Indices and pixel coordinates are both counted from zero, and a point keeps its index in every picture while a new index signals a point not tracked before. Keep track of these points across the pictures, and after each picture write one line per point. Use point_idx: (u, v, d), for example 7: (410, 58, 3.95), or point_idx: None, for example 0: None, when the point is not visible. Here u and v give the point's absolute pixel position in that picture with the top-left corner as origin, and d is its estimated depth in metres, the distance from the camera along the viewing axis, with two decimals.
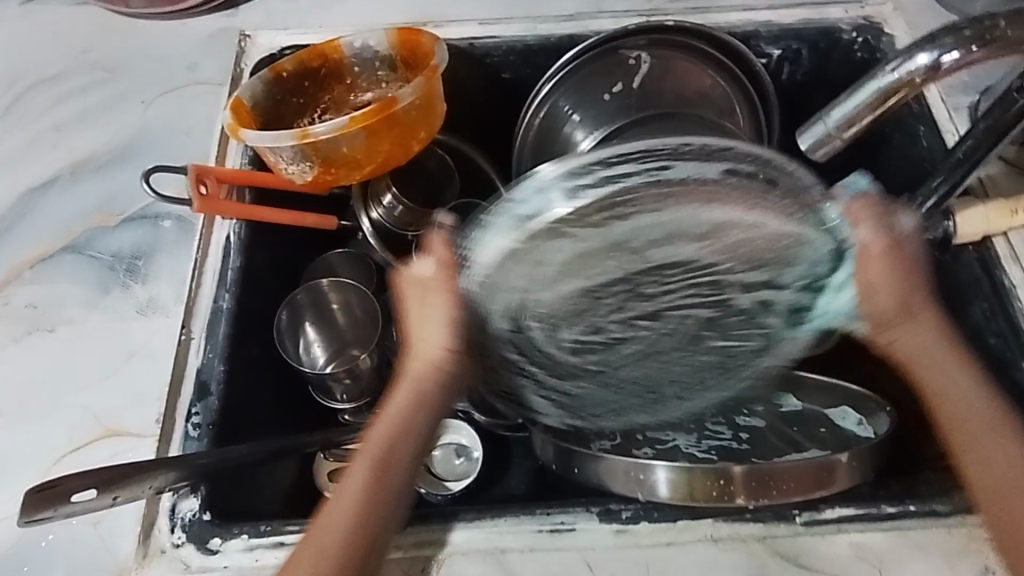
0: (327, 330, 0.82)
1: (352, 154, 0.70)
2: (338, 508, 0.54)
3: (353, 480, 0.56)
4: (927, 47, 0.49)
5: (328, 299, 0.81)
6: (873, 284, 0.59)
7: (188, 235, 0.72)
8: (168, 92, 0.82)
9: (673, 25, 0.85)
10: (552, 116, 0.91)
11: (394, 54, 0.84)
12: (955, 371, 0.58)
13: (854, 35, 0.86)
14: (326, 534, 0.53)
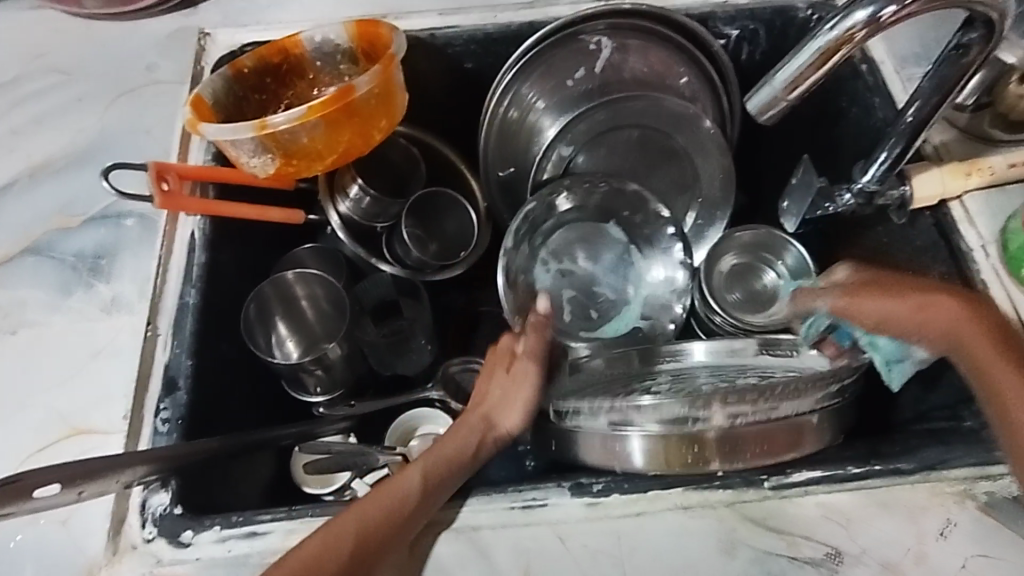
0: (300, 327, 0.82)
1: (312, 145, 0.70)
2: (380, 509, 0.53)
3: (401, 484, 0.55)
4: (864, 4, 0.50)
5: (296, 293, 0.80)
6: (880, 322, 0.60)
7: (151, 233, 0.71)
8: (127, 93, 0.82)
9: (631, 8, 0.86)
10: (519, 104, 0.92)
11: (354, 47, 0.85)
12: (992, 356, 0.56)
13: (809, 13, 0.88)
14: (367, 532, 0.52)
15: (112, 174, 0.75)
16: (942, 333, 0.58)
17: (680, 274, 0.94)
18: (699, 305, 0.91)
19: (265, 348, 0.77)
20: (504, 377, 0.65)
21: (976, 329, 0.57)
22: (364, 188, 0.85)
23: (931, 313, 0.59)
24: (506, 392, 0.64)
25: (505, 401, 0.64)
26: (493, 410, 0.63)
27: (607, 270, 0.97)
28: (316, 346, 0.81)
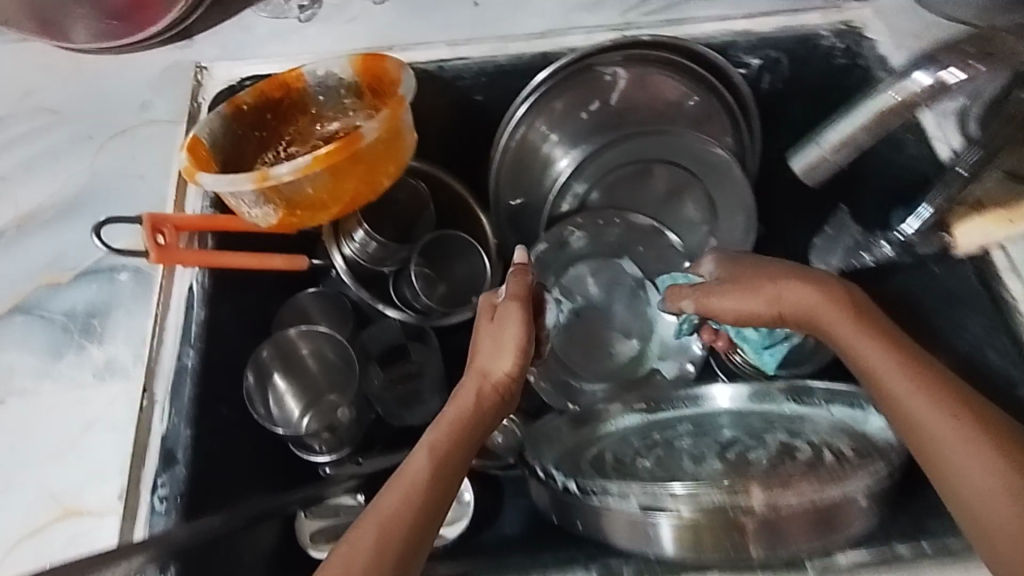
0: (299, 380, 0.78)
1: (317, 195, 0.66)
2: (393, 498, 0.53)
3: (412, 466, 0.55)
4: (927, 66, 0.48)
5: (298, 348, 0.77)
6: (733, 315, 0.65)
7: (147, 288, 0.67)
8: (120, 134, 0.78)
9: (649, 40, 0.82)
10: (530, 137, 0.88)
11: (357, 81, 0.81)
12: (842, 324, 0.59)
13: (833, 41, 0.85)
14: (386, 525, 0.52)
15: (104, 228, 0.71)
16: (800, 314, 0.62)
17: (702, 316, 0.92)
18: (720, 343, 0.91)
19: (268, 414, 0.73)
20: (490, 326, 0.64)
21: (825, 303, 0.60)
22: (369, 233, 0.80)
23: (785, 301, 0.62)
24: (494, 343, 0.63)
25: (495, 352, 0.63)
26: (485, 362, 0.62)
27: (622, 308, 0.95)
28: (320, 399, 0.78)
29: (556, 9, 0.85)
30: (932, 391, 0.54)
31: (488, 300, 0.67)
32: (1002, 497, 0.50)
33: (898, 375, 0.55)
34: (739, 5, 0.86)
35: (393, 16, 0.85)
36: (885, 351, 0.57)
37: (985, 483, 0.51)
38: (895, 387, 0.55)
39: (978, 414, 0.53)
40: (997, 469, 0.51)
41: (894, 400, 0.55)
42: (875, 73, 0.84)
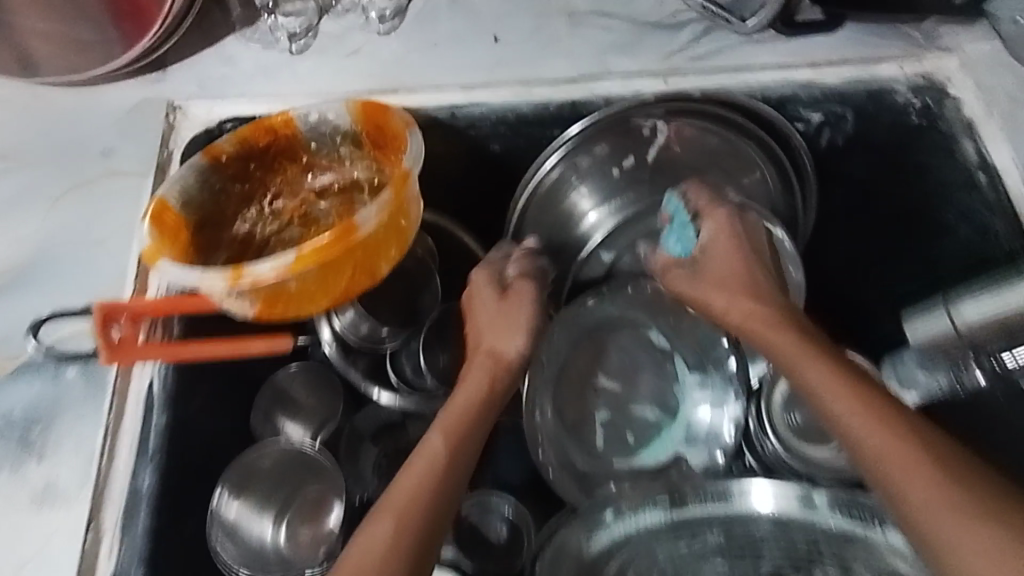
0: (263, 490, 0.64)
1: (303, 290, 0.55)
2: (408, 485, 0.50)
3: (429, 448, 0.53)
4: None
5: (270, 462, 0.64)
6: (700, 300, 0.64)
7: (98, 390, 0.57)
8: (78, 188, 0.66)
9: (700, 97, 0.71)
10: (553, 193, 0.76)
11: (357, 130, 0.69)
12: (786, 338, 0.56)
13: (910, 98, 0.72)
14: (403, 508, 0.48)
15: (49, 323, 0.60)
16: (744, 323, 0.60)
17: (734, 403, 0.79)
18: (752, 428, 0.80)
19: (245, 560, 0.60)
20: (490, 300, 0.65)
21: (763, 318, 0.59)
22: (364, 313, 0.70)
23: (738, 314, 0.61)
24: (496, 320, 0.64)
25: (506, 332, 0.63)
26: (494, 341, 0.63)
27: (647, 385, 0.84)
28: (300, 493, 0.66)
29: (590, 49, 0.73)
30: (877, 410, 0.47)
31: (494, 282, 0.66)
32: (944, 510, 0.41)
33: (842, 395, 0.48)
34: (801, 51, 0.74)
35: (399, 51, 0.73)
36: (831, 369, 0.51)
37: (925, 495, 0.42)
38: (826, 395, 0.49)
39: (922, 429, 0.45)
40: (935, 482, 0.42)
41: (838, 415, 0.48)
42: (959, 140, 0.72)
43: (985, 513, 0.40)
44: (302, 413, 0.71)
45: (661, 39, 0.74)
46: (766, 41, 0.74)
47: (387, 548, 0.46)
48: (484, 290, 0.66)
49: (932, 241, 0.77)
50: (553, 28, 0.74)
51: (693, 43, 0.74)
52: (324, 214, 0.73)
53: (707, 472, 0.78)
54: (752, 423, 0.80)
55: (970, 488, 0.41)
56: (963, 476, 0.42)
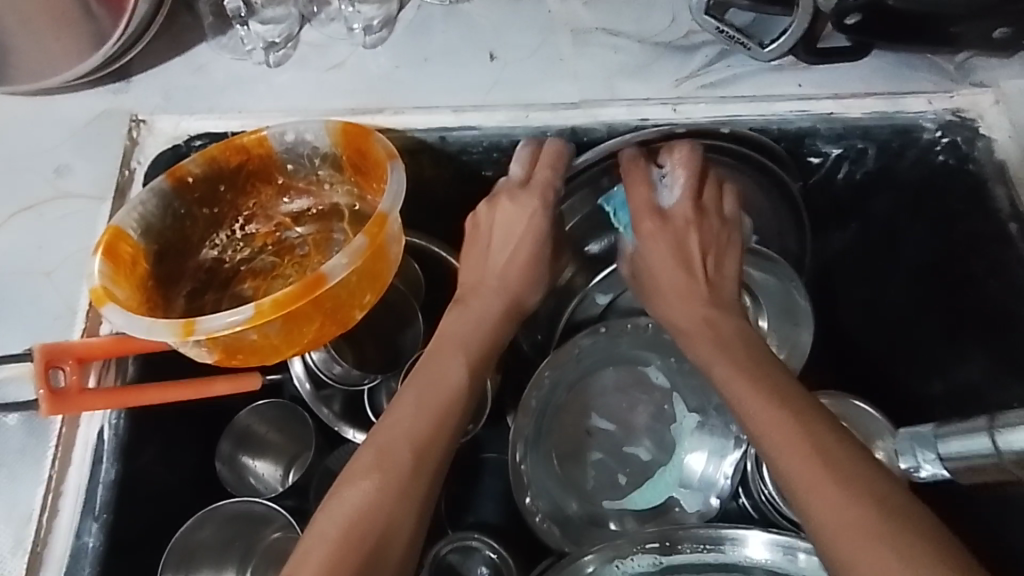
0: (214, 558, 0.59)
1: (265, 341, 0.50)
2: (415, 426, 0.51)
3: (445, 379, 0.55)
4: None
5: (207, 531, 0.58)
6: (651, 288, 0.62)
7: (41, 441, 0.52)
8: (28, 210, 0.62)
9: (729, 132, 0.67)
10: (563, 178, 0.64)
11: (337, 154, 0.63)
12: (711, 348, 0.56)
13: (938, 135, 0.67)
14: (417, 444, 0.50)
15: None
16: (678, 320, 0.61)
17: (734, 453, 0.72)
18: (751, 471, 0.70)
19: None
20: (538, 236, 0.63)
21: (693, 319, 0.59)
22: (335, 354, 0.65)
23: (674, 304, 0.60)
24: (532, 267, 0.63)
25: (529, 280, 0.63)
26: (519, 288, 0.62)
27: (643, 427, 0.77)
28: (258, 544, 0.59)
29: (594, 71, 0.67)
30: (787, 421, 0.48)
31: (517, 218, 0.62)
32: (849, 528, 0.42)
33: (758, 405, 0.50)
34: (823, 81, 0.68)
35: (387, 66, 0.67)
36: (746, 376, 0.53)
37: (838, 520, 0.42)
38: (755, 416, 0.50)
39: (839, 450, 0.45)
40: (847, 505, 0.43)
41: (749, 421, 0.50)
42: (991, 186, 0.66)
43: (883, 538, 0.41)
44: (270, 450, 0.65)
45: (672, 62, 0.68)
46: (786, 68, 0.68)
47: (403, 487, 0.48)
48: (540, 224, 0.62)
49: (962, 293, 0.69)
50: (554, 47, 0.68)
51: (707, 68, 0.68)
52: (300, 242, 0.68)
53: (700, 519, 0.72)
54: (751, 465, 0.71)
55: (877, 505, 0.42)
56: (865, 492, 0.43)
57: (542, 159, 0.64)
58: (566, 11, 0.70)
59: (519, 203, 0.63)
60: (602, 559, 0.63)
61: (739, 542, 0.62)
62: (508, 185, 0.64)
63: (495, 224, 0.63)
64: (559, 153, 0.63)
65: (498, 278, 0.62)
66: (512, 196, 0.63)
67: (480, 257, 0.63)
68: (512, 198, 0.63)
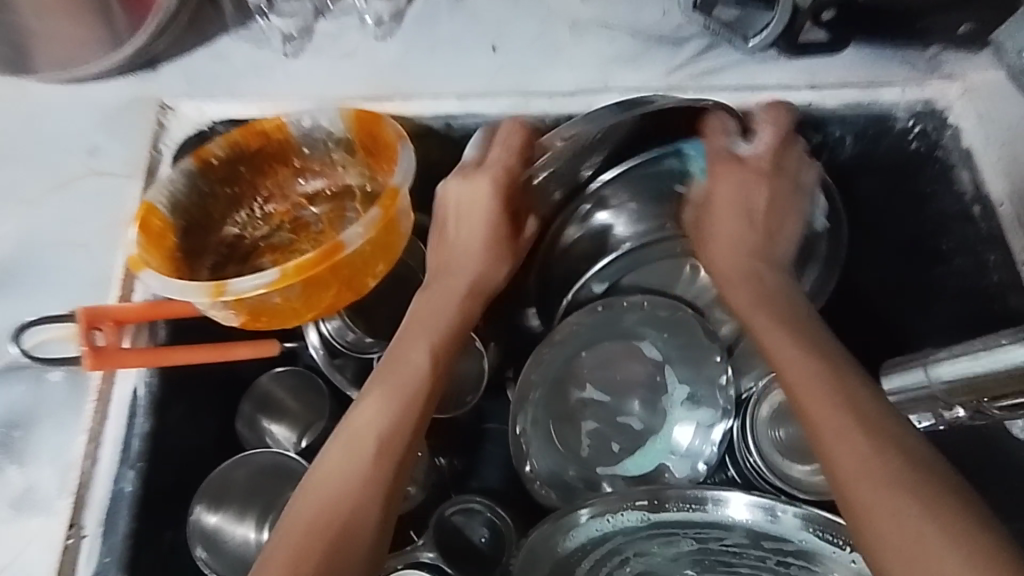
0: (242, 499, 0.62)
1: (287, 305, 0.56)
2: (384, 419, 0.55)
3: (412, 363, 0.59)
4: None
5: (239, 472, 0.62)
6: (712, 238, 0.67)
7: (81, 395, 0.57)
8: (62, 188, 0.66)
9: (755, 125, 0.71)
10: (566, 168, 0.68)
11: (349, 138, 0.68)
12: (756, 313, 0.60)
13: (910, 123, 0.72)
14: (387, 428, 0.55)
15: (29, 329, 0.59)
16: (729, 278, 0.64)
17: (721, 422, 0.75)
18: (736, 439, 0.77)
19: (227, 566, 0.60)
20: (493, 219, 0.65)
21: (742, 284, 0.63)
22: (350, 323, 0.69)
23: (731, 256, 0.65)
24: (489, 250, 0.66)
25: (490, 266, 0.67)
26: (476, 271, 0.66)
27: (637, 399, 0.80)
28: (279, 497, 0.62)
29: (590, 62, 0.72)
30: (823, 384, 0.51)
31: (471, 202, 0.65)
32: (870, 484, 0.45)
33: (795, 364, 0.53)
34: (804, 71, 0.72)
35: (397, 55, 0.72)
36: (790, 340, 0.56)
37: (868, 480, 0.45)
38: (792, 377, 0.53)
39: (882, 419, 0.48)
40: (873, 465, 0.45)
41: (791, 376, 0.53)
42: (956, 169, 0.71)
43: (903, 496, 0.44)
44: (286, 416, 0.69)
45: (662, 53, 0.73)
46: (769, 60, 0.73)
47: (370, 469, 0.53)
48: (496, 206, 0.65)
49: (933, 271, 0.74)
50: (553, 38, 0.73)
51: (695, 59, 0.73)
52: (315, 220, 0.73)
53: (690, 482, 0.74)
54: (737, 435, 0.77)
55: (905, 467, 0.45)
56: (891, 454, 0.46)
57: (498, 137, 0.66)
58: (563, 6, 0.75)
59: (474, 186, 0.65)
60: (598, 514, 0.63)
61: (722, 502, 0.60)
62: (464, 166, 0.66)
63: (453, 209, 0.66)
64: (517, 133, 0.65)
65: (459, 263, 0.66)
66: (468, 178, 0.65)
67: (448, 238, 0.67)
68: (467, 180, 0.65)
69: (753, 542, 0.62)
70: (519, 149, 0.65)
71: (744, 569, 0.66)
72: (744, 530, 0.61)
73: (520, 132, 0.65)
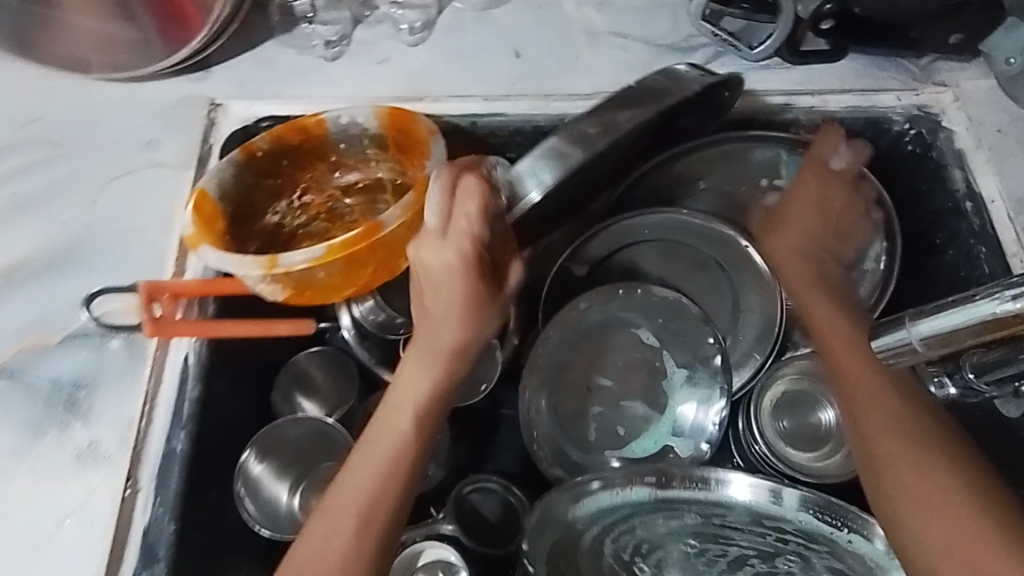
0: (284, 459, 0.69)
1: (329, 280, 0.61)
2: (366, 487, 0.55)
3: (394, 427, 0.58)
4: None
5: (286, 435, 0.69)
6: (788, 232, 0.71)
7: (139, 361, 0.62)
8: (122, 175, 0.72)
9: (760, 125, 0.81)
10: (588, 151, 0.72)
11: (383, 134, 0.74)
12: (832, 316, 0.66)
13: (906, 127, 0.77)
14: (367, 501, 0.54)
15: (94, 300, 0.64)
16: (793, 277, 0.70)
17: (720, 401, 0.79)
18: (741, 428, 0.81)
19: (259, 515, 0.65)
20: (464, 285, 0.57)
21: (812, 284, 0.69)
22: (381, 304, 0.74)
23: (794, 262, 0.70)
24: (465, 314, 0.59)
25: (469, 329, 0.60)
26: (449, 337, 0.60)
27: (645, 386, 0.84)
28: (315, 467, 0.69)
29: (607, 68, 0.78)
30: (892, 396, 0.58)
31: (432, 268, 0.57)
32: (935, 494, 0.52)
33: (867, 374, 0.60)
34: (805, 78, 0.78)
35: (427, 61, 0.78)
36: (861, 346, 0.62)
37: (929, 487, 0.52)
38: (858, 377, 0.60)
39: (941, 439, 0.55)
40: (931, 477, 0.53)
41: (863, 382, 0.60)
42: (949, 170, 0.75)
43: (969, 505, 0.51)
44: (316, 394, 0.75)
45: (673, 60, 0.78)
46: (771, 67, 0.78)
47: (349, 546, 0.53)
48: (465, 270, 0.57)
49: (928, 263, 0.78)
50: (572, 46, 0.79)
51: (703, 66, 0.78)
52: (348, 211, 0.80)
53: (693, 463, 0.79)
54: (742, 424, 0.81)
55: (965, 483, 0.52)
56: (958, 472, 0.53)
57: (458, 193, 0.55)
58: (582, 17, 0.81)
59: (438, 250, 0.56)
60: (609, 485, 0.57)
61: (724, 481, 0.54)
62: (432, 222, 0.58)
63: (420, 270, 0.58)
64: (475, 192, 0.55)
65: (434, 325, 0.60)
66: (431, 239, 0.57)
67: (419, 297, 0.60)
68: (431, 244, 0.57)
69: (756, 521, 0.55)
70: (481, 206, 0.55)
71: (741, 545, 0.59)
72: (747, 510, 0.54)
73: (481, 189, 0.55)
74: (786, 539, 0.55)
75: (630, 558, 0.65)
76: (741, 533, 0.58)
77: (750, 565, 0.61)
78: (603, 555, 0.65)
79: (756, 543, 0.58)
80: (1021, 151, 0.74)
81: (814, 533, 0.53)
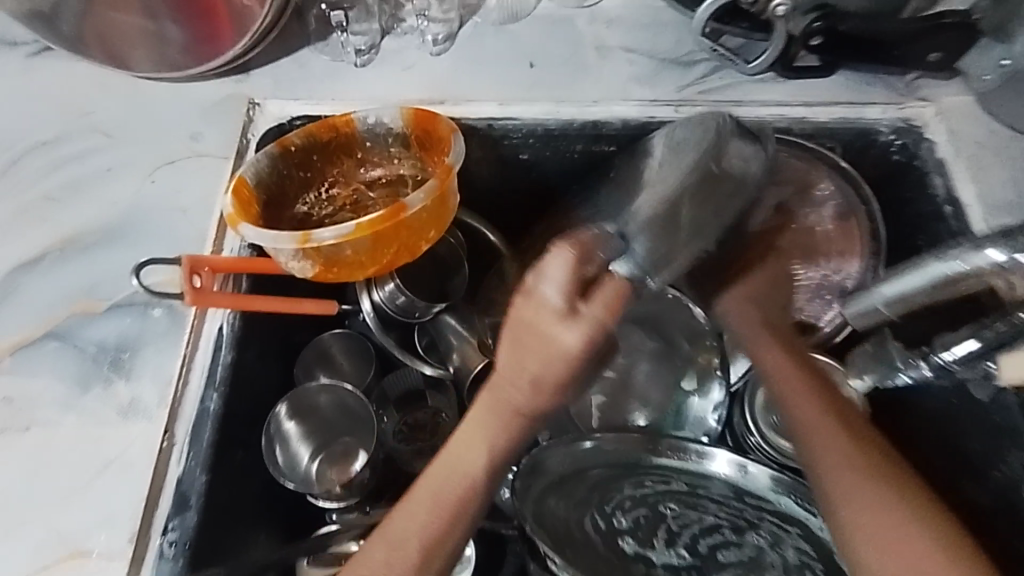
0: (311, 425, 0.76)
1: (356, 257, 0.67)
2: (422, 521, 0.56)
3: (464, 468, 0.57)
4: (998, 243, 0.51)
5: (314, 401, 0.75)
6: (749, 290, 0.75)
7: (178, 328, 0.68)
8: (167, 163, 0.79)
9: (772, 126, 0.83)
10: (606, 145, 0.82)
11: (407, 133, 0.80)
12: (779, 362, 0.68)
13: (891, 138, 0.83)
14: (427, 541, 0.55)
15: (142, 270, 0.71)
16: (750, 330, 0.72)
17: (717, 393, 0.87)
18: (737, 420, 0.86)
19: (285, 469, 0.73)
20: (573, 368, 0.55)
21: (765, 337, 0.71)
22: (401, 287, 0.78)
23: (754, 323, 0.73)
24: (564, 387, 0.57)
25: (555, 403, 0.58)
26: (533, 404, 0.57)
27: (646, 379, 0.89)
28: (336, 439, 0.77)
29: (615, 77, 0.85)
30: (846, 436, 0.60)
31: (557, 347, 0.55)
32: (887, 525, 0.54)
33: (819, 414, 0.62)
34: (796, 92, 0.84)
35: (449, 69, 0.85)
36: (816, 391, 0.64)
37: (881, 522, 0.55)
38: (810, 417, 0.62)
39: (896, 477, 0.58)
40: (889, 512, 0.55)
41: (813, 422, 0.62)
42: (931, 178, 0.80)
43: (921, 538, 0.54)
44: (337, 374, 0.81)
45: (675, 72, 0.85)
46: (766, 81, 0.85)
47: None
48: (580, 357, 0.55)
49: None
50: (582, 58, 0.86)
51: (703, 79, 0.85)
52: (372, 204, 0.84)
53: None
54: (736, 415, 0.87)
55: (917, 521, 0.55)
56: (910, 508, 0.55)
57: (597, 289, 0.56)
58: (592, 32, 0.88)
59: (562, 336, 0.54)
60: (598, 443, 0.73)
61: (707, 456, 0.71)
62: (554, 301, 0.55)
63: (532, 341, 0.56)
64: (615, 293, 0.56)
65: (528, 385, 0.56)
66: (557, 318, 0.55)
67: (510, 356, 0.57)
68: (557, 324, 0.55)
69: (736, 497, 0.70)
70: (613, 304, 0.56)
71: (715, 515, 0.72)
72: (721, 482, 0.70)
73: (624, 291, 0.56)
74: (747, 510, 0.70)
75: (617, 519, 0.74)
76: (710, 498, 0.72)
77: (721, 533, 0.72)
78: (595, 513, 0.74)
79: (720, 509, 0.72)
80: (998, 160, 0.79)
81: (766, 504, 0.69)
